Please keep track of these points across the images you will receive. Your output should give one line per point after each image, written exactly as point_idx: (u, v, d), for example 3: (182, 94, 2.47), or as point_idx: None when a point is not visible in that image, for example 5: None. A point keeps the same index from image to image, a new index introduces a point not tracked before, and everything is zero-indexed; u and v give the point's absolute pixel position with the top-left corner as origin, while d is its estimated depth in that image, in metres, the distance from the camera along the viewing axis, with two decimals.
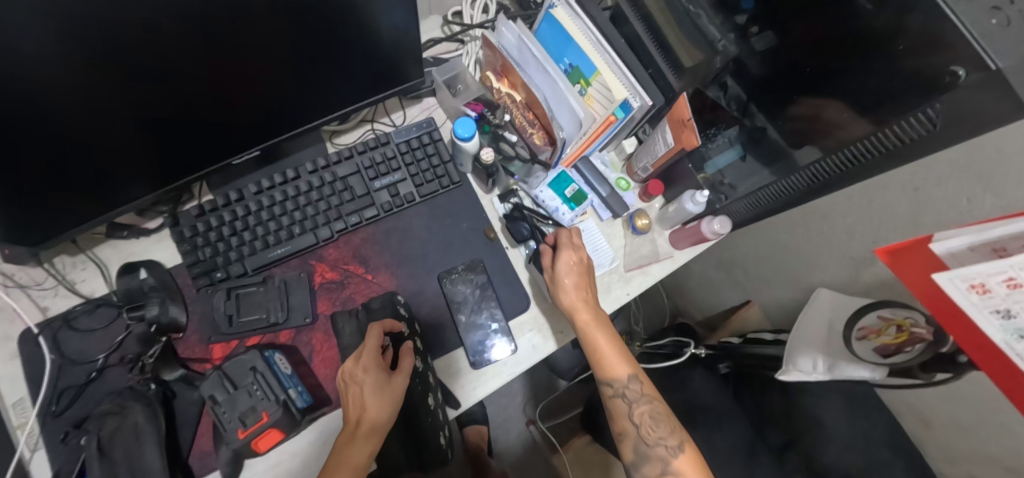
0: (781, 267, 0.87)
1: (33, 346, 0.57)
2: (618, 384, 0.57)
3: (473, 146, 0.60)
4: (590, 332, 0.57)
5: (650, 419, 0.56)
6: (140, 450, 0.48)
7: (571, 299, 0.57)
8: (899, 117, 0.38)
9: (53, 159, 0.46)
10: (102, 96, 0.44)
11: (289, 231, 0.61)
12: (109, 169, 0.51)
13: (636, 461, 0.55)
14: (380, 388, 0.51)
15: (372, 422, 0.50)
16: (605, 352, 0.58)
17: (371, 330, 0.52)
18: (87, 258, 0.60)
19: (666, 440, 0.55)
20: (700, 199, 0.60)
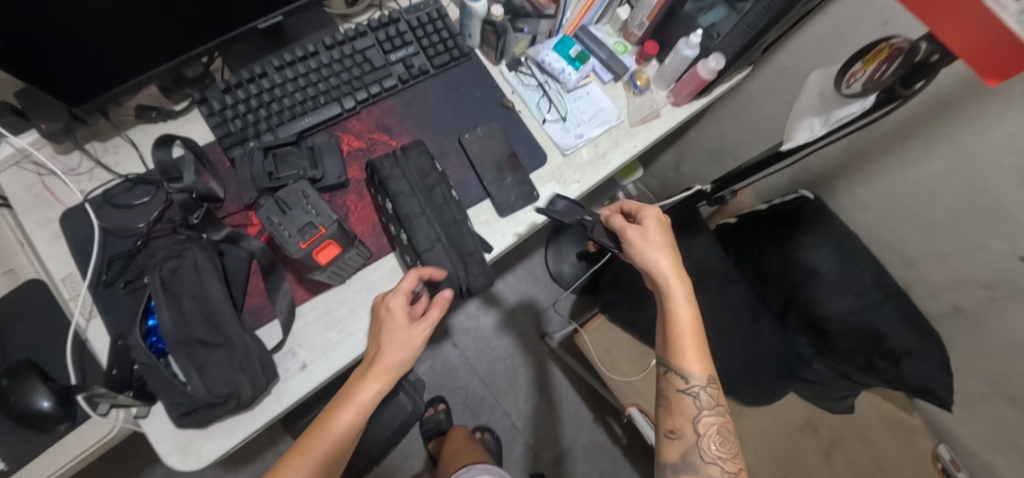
0: (769, 140, 0.93)
1: (79, 224, 0.59)
2: (694, 381, 0.52)
3: (482, 7, 0.64)
4: (677, 309, 0.53)
5: (712, 434, 0.51)
6: (203, 286, 0.52)
7: (660, 257, 0.57)
8: None
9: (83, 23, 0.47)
10: None
11: (315, 101, 0.64)
12: (133, 41, 0.53)
13: (680, 464, 0.50)
14: (400, 334, 0.51)
15: (388, 367, 0.50)
16: (687, 339, 0.52)
17: (409, 276, 0.52)
18: (120, 140, 0.62)
19: (725, 464, 0.50)
20: (694, 41, 0.65)
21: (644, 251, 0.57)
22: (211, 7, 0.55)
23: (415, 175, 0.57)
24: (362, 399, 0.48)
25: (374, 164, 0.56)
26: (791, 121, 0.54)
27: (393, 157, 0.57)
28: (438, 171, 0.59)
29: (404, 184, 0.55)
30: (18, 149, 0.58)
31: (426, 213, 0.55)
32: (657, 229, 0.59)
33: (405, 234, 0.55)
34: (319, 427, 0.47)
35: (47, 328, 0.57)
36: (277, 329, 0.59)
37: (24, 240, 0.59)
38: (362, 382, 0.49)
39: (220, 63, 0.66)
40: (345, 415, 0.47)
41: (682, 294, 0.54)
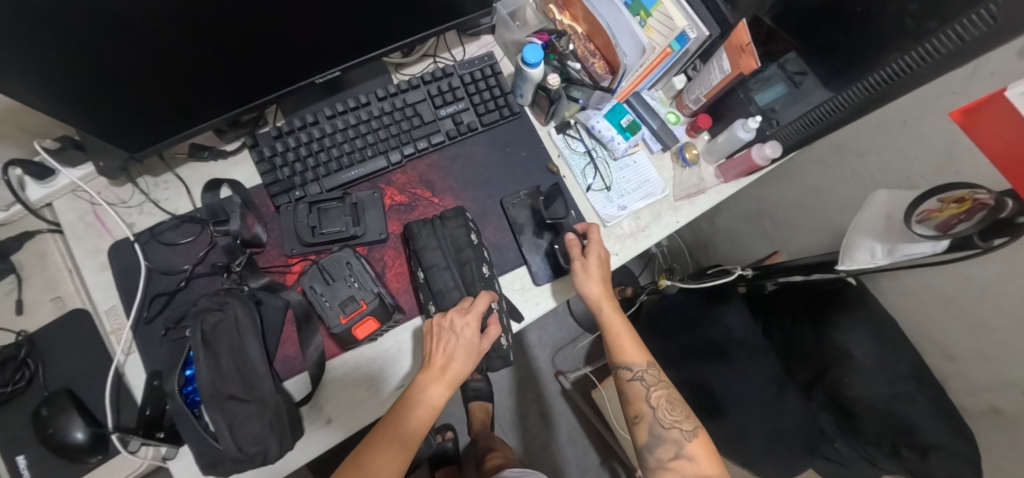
0: (810, 213, 0.89)
1: (125, 259, 0.60)
2: (636, 368, 0.63)
3: (538, 73, 0.63)
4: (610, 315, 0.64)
5: (666, 403, 0.61)
6: (242, 343, 0.53)
7: (595, 290, 0.63)
8: (944, 27, 0.40)
9: (140, 85, 0.50)
10: (179, 35, 0.47)
11: (361, 153, 0.64)
12: (190, 96, 0.55)
13: (651, 442, 0.60)
14: (473, 348, 0.54)
15: (454, 373, 0.53)
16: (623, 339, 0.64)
17: (481, 299, 0.54)
18: (171, 177, 0.63)
19: (681, 424, 0.60)
20: (751, 126, 0.64)
21: (586, 289, 0.62)
22: (262, 59, 0.56)
23: (450, 246, 0.58)
24: (432, 402, 0.53)
25: (412, 230, 0.58)
26: (849, 239, 0.54)
27: (431, 225, 0.58)
28: (472, 245, 0.58)
29: (439, 257, 0.57)
30: (72, 181, 0.59)
31: (460, 289, 0.57)
32: (597, 259, 0.62)
33: (435, 308, 0.57)
34: (388, 425, 0.51)
35: (88, 357, 0.59)
36: (306, 381, 0.59)
37: (73, 268, 0.60)
38: (431, 386, 0.53)
39: (274, 107, 0.67)
40: (416, 415, 0.52)
41: (609, 310, 0.65)
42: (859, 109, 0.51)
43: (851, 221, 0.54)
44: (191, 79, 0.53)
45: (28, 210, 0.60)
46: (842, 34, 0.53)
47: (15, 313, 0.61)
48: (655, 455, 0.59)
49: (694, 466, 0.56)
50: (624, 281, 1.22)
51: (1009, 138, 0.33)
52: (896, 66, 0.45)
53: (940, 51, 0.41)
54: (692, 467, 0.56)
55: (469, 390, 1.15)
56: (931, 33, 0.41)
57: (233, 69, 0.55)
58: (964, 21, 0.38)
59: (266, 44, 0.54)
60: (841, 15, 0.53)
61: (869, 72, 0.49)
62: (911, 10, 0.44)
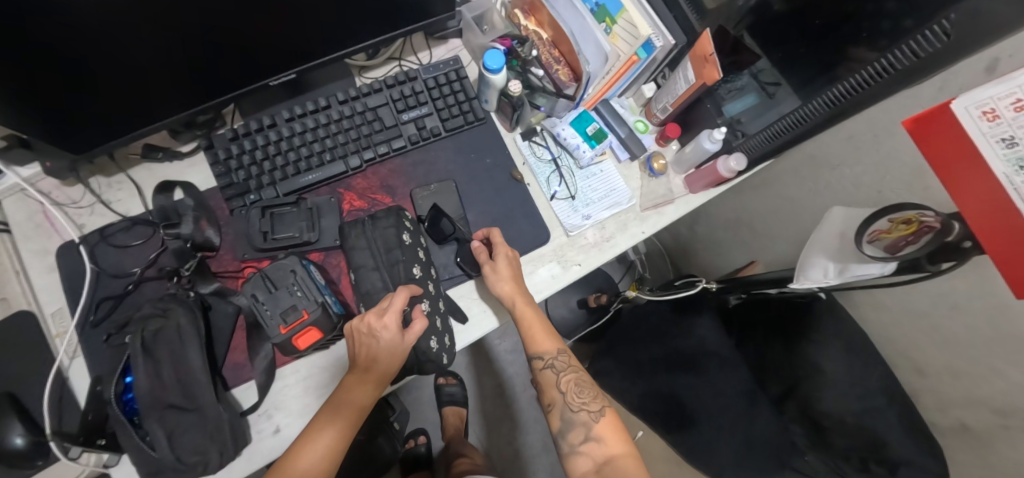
0: (786, 223, 0.88)
1: (73, 261, 0.59)
2: (547, 356, 0.61)
3: (501, 79, 0.62)
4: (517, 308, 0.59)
5: (576, 387, 0.59)
6: (184, 350, 0.51)
7: (507, 288, 0.58)
8: (898, 45, 0.39)
9: (83, 83, 0.48)
10: (122, 34, 0.46)
11: (319, 158, 0.63)
12: (135, 95, 0.53)
13: (562, 428, 0.58)
14: (394, 353, 0.50)
15: (382, 376, 0.51)
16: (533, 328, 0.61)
17: (400, 294, 0.50)
18: (123, 178, 0.62)
19: (590, 407, 0.58)
20: (717, 136, 0.63)
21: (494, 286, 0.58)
22: (213, 60, 0.55)
23: (380, 247, 0.55)
24: (358, 403, 0.52)
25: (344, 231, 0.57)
26: (806, 257, 0.52)
27: (362, 227, 0.56)
28: (403, 246, 0.56)
29: (368, 258, 0.55)
30: (20, 180, 0.58)
31: (388, 287, 0.54)
32: (507, 259, 0.59)
33: (364, 310, 0.55)
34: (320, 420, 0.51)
35: (32, 361, 0.58)
36: (254, 389, 0.58)
37: (19, 269, 0.59)
38: (359, 387, 0.51)
39: (232, 107, 0.65)
40: (344, 416, 0.51)
41: (520, 306, 0.58)
42: (819, 125, 0.50)
43: (807, 241, 0.52)
44: (136, 76, 0.51)
45: None
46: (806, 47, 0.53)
47: None
48: (567, 441, 0.57)
49: (603, 448, 0.55)
50: (601, 288, 1.21)
51: (953, 153, 0.33)
52: (850, 83, 0.44)
53: (896, 67, 0.39)
54: (601, 449, 0.55)
55: (443, 394, 1.14)
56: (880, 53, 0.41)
57: (179, 71, 0.53)
58: (921, 36, 0.37)
59: (216, 44, 0.53)
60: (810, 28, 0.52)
61: (830, 86, 0.48)
62: (881, 17, 0.43)
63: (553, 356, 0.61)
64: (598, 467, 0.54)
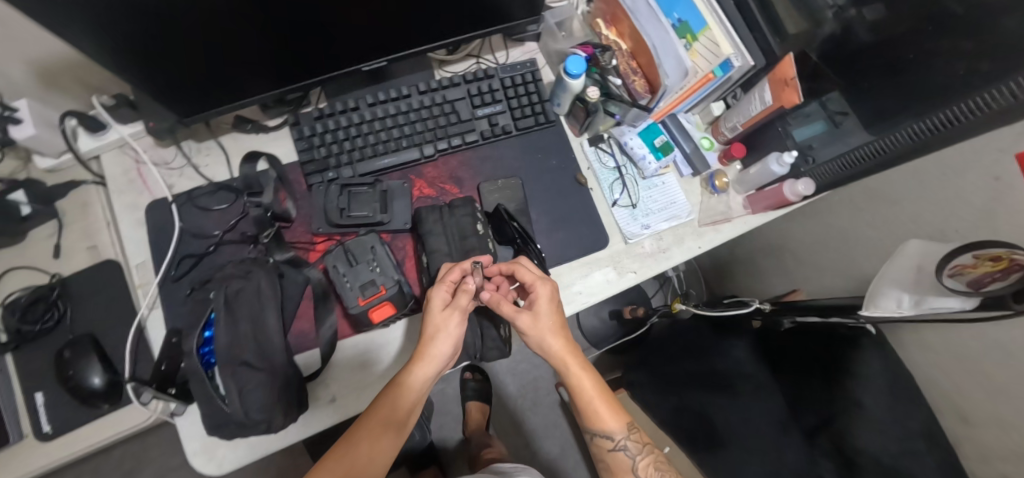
0: (835, 255, 0.87)
1: (161, 218, 0.62)
2: (617, 437, 0.57)
3: (580, 84, 0.64)
4: (577, 380, 0.56)
5: (655, 470, 0.57)
6: (262, 312, 0.54)
7: (559, 347, 0.56)
8: (989, 87, 0.39)
9: (187, 53, 0.51)
10: (231, 15, 0.49)
11: (397, 143, 0.66)
12: (230, 69, 0.56)
13: None
14: (440, 322, 0.54)
15: (435, 356, 0.53)
16: (596, 406, 0.57)
17: (450, 271, 0.54)
18: (213, 144, 0.65)
19: None
20: (788, 160, 0.63)
21: (547, 346, 0.56)
22: (304, 43, 0.57)
23: (454, 234, 0.58)
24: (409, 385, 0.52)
25: (420, 214, 0.59)
26: (876, 286, 0.54)
27: (438, 214, 0.59)
28: (478, 235, 0.59)
29: (442, 243, 0.58)
30: (122, 136, 0.62)
31: None
32: (547, 297, 0.56)
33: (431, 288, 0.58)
34: (369, 428, 0.50)
35: (112, 307, 0.61)
36: (316, 357, 0.61)
37: (111, 221, 0.63)
38: (413, 368, 0.53)
39: (319, 89, 0.69)
40: (399, 402, 0.52)
41: (578, 372, 0.56)
42: (899, 157, 0.50)
43: (878, 273, 0.54)
44: (235, 51, 0.54)
45: (78, 161, 0.63)
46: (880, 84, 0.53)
47: (53, 257, 0.62)
48: None
49: None
50: (634, 301, 1.21)
51: None
52: (939, 119, 0.45)
53: (990, 107, 0.39)
54: None
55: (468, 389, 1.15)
56: (971, 93, 0.41)
57: (274, 50, 0.56)
58: (1015, 83, 0.37)
59: (313, 29, 0.56)
60: (886, 64, 0.51)
61: (919, 118, 0.47)
62: (957, 56, 0.43)
63: (624, 436, 0.57)
64: None
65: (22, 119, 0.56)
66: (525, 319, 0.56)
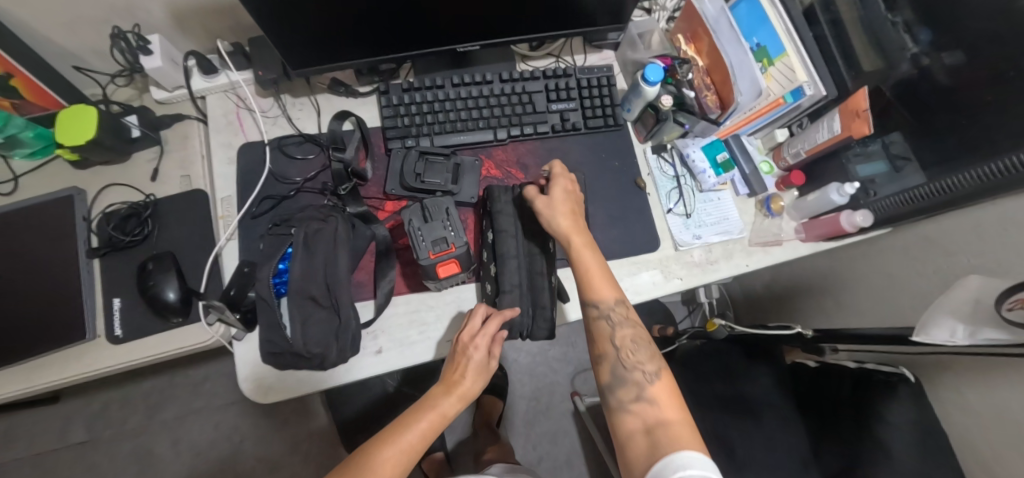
0: (879, 300, 0.86)
1: (250, 159, 0.68)
2: (603, 306, 0.56)
3: (654, 92, 0.67)
4: (575, 250, 0.58)
5: (632, 343, 0.54)
6: (334, 255, 0.58)
7: (566, 223, 0.58)
8: None
9: (307, 11, 0.57)
10: None
11: (473, 123, 0.70)
12: (338, 33, 0.62)
13: (611, 382, 0.53)
14: (483, 368, 0.56)
15: (467, 392, 0.55)
16: (591, 275, 0.57)
17: (476, 313, 0.57)
18: (308, 101, 0.71)
19: (645, 367, 0.53)
20: (848, 190, 0.65)
21: (552, 220, 0.58)
22: (406, 18, 0.62)
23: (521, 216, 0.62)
24: (442, 412, 0.53)
25: (492, 193, 0.62)
26: (931, 318, 0.56)
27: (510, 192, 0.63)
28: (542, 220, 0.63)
29: (510, 224, 0.61)
30: (232, 81, 0.68)
31: (518, 256, 0.60)
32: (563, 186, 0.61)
33: (495, 267, 0.61)
34: (354, 465, 0.46)
35: (191, 233, 0.66)
36: (371, 308, 0.64)
37: (206, 155, 0.69)
38: (444, 401, 0.53)
39: (409, 65, 0.74)
40: (415, 436, 0.50)
41: (575, 238, 0.58)
42: (964, 198, 0.51)
43: (932, 305, 0.57)
44: (347, 17, 0.60)
45: (189, 96, 0.69)
46: (952, 129, 0.54)
47: (151, 180, 0.67)
48: (615, 397, 0.52)
49: (656, 411, 0.49)
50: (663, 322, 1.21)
51: None
52: (1006, 164, 0.45)
53: None
54: (654, 409, 0.49)
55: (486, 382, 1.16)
56: None
57: (380, 22, 0.62)
58: None
59: (416, 7, 0.61)
60: (958, 111, 0.53)
61: (990, 160, 0.48)
62: None
63: (611, 306, 0.56)
64: (648, 428, 0.48)
65: (152, 51, 0.62)
66: (541, 202, 0.59)
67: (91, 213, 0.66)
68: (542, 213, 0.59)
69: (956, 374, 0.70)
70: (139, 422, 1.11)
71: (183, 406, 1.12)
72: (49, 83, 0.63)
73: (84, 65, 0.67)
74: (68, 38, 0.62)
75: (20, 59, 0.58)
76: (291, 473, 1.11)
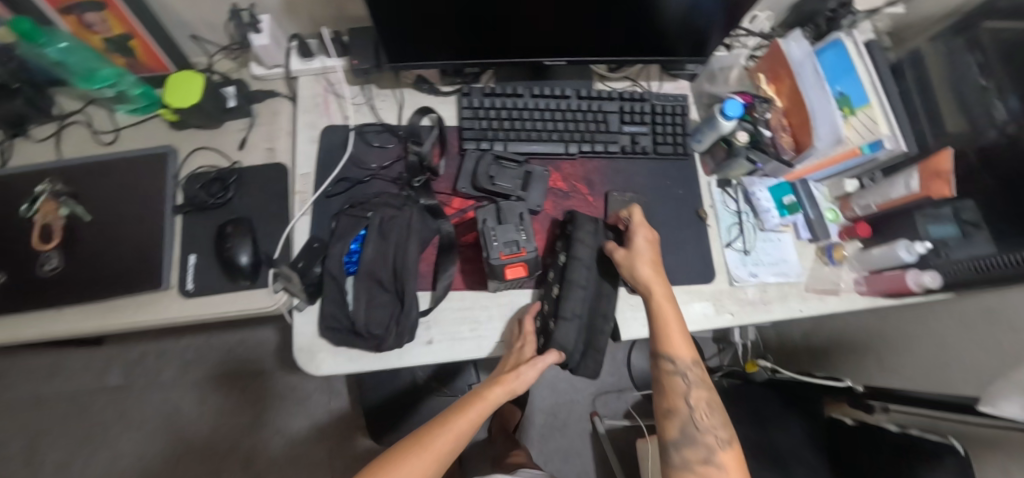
0: (927, 366, 0.83)
1: (331, 141, 0.71)
2: (680, 362, 0.58)
3: (730, 127, 0.67)
4: (658, 303, 0.59)
5: (706, 406, 0.57)
6: (405, 242, 0.60)
7: (648, 273, 0.60)
8: None
9: (413, 12, 0.60)
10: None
11: (547, 134, 0.72)
12: (435, 34, 0.65)
13: (679, 440, 0.55)
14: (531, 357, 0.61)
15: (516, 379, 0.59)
16: (672, 330, 0.58)
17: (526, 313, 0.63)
18: (391, 94, 0.74)
19: (718, 431, 0.55)
20: (919, 249, 0.64)
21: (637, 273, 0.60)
22: (500, 29, 0.65)
23: (597, 249, 0.63)
24: (491, 396, 0.58)
25: (577, 218, 0.63)
26: (1001, 389, 0.57)
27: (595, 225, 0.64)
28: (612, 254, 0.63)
29: (586, 253, 0.62)
30: (326, 67, 0.72)
31: (587, 288, 0.61)
32: (642, 234, 0.63)
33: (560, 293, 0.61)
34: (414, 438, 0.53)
35: (265, 203, 0.69)
36: (427, 298, 0.65)
37: (291, 132, 0.72)
38: (494, 387, 0.59)
39: (490, 71, 0.77)
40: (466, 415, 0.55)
41: (660, 292, 0.59)
42: None
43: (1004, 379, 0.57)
44: (447, 21, 0.63)
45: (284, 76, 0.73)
46: None
47: (238, 148, 0.71)
48: (682, 456, 0.54)
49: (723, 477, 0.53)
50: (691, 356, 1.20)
51: None
52: None
53: None
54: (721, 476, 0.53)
55: None
56: None
57: (476, 29, 0.65)
58: None
59: (513, 18, 0.64)
60: None
61: None
62: None
63: (687, 364, 0.58)
64: None
65: (261, 29, 0.66)
66: (622, 255, 0.61)
67: (179, 172, 0.70)
68: (626, 266, 0.60)
69: (1007, 455, 0.67)
70: (172, 377, 1.15)
71: (215, 368, 1.16)
72: (163, 48, 0.68)
73: (195, 35, 0.72)
74: (188, 9, 0.66)
75: (144, 23, 0.63)
76: (307, 449, 1.13)
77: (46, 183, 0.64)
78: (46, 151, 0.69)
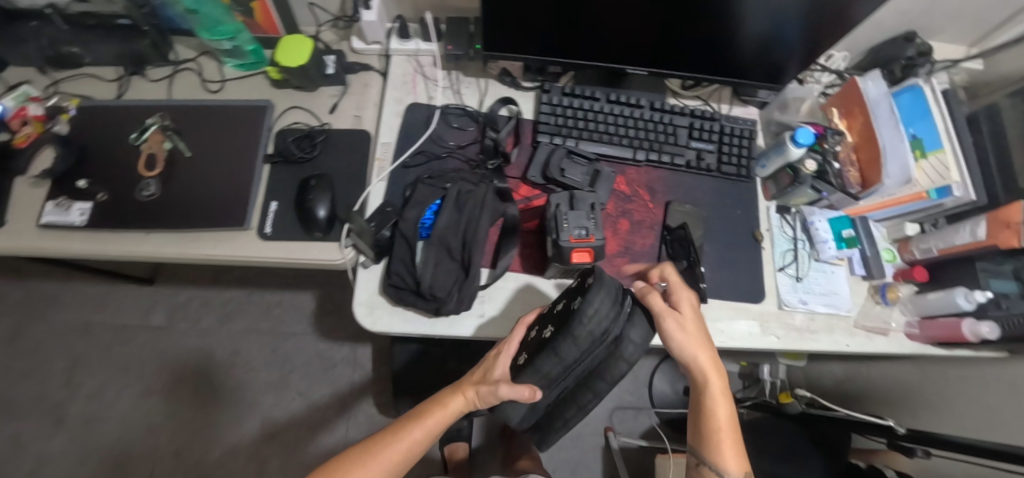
0: (967, 427, 0.81)
1: (414, 117, 0.75)
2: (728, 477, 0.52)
3: (799, 154, 0.69)
4: (712, 403, 0.53)
5: None
6: (478, 218, 0.63)
7: (707, 364, 0.52)
8: None
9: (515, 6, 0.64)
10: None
11: (618, 139, 0.75)
12: (529, 30, 0.69)
13: None
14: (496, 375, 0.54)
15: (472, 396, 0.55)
16: (722, 436, 0.53)
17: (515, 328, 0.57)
18: (475, 81, 0.79)
19: None
20: (978, 298, 0.64)
21: (691, 360, 0.52)
22: (590, 33, 0.69)
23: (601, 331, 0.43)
24: (447, 410, 0.55)
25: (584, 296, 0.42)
26: None
27: (613, 310, 0.43)
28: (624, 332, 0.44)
29: (586, 332, 0.42)
30: (420, 49, 0.78)
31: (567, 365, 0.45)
32: (693, 305, 0.52)
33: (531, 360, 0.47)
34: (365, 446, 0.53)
35: (345, 165, 0.73)
36: (485, 275, 0.68)
37: (378, 104, 0.77)
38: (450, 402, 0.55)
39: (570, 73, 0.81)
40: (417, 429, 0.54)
41: (714, 387, 0.52)
42: None
43: None
44: (544, 19, 0.67)
45: (380, 52, 0.79)
46: None
47: (328, 112, 0.76)
48: None
49: None
50: None
51: None
52: None
53: None
54: None
55: None
56: None
57: (567, 31, 0.69)
58: None
59: (604, 25, 0.67)
60: None
61: None
62: None
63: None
64: None
65: (371, 7, 0.72)
66: (675, 326, 0.50)
67: (273, 126, 0.75)
68: (676, 348, 0.51)
69: None
70: (210, 324, 1.19)
71: (251, 323, 1.20)
72: (279, 13, 0.75)
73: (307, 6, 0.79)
74: None
75: None
76: (324, 416, 1.15)
77: (158, 118, 0.70)
78: (159, 90, 0.76)
